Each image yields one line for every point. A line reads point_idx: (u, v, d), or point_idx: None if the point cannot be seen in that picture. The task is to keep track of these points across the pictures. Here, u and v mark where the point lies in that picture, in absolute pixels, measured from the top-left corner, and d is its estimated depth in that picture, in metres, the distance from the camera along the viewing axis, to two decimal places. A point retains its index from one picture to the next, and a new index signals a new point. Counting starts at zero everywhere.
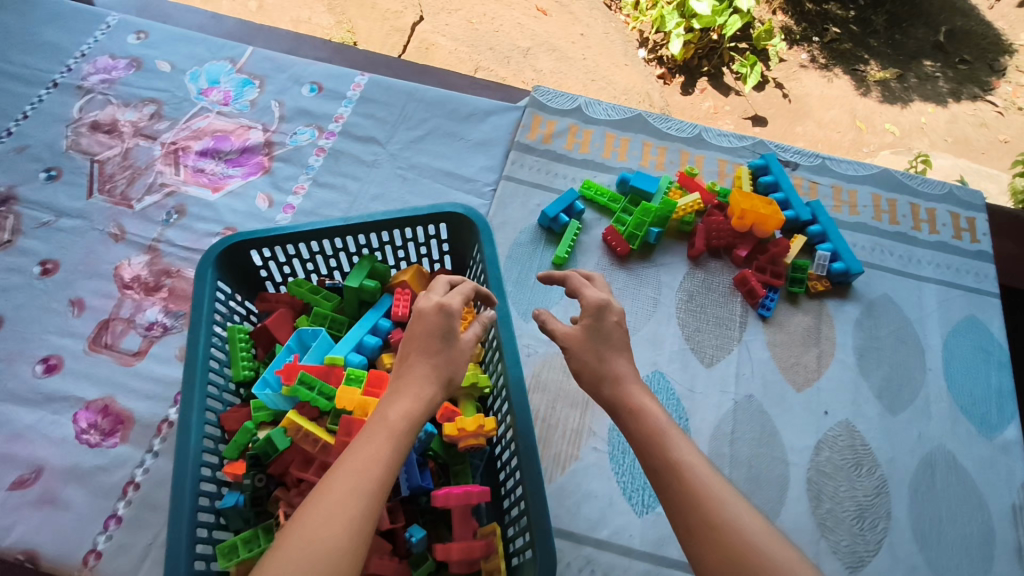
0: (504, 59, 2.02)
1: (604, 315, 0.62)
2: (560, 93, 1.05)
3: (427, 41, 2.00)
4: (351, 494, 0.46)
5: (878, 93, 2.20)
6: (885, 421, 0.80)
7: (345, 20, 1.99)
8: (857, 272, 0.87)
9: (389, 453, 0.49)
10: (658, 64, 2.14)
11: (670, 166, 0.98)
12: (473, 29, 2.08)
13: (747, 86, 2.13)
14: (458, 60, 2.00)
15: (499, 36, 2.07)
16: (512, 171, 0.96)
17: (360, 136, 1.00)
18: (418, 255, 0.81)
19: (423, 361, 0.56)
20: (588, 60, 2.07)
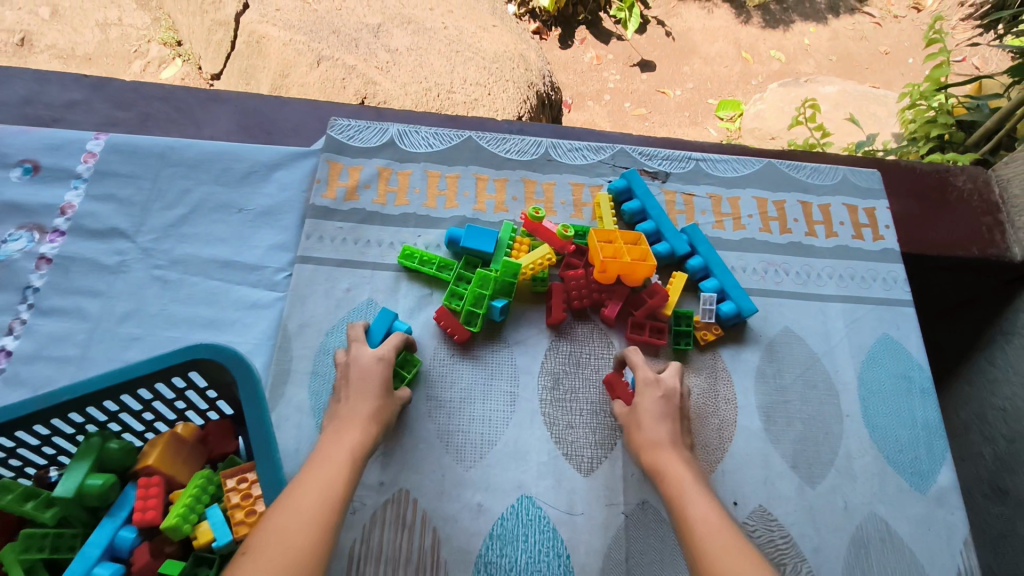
0: (352, 43, 1.62)
1: (653, 390, 0.63)
2: (364, 124, 0.82)
3: (257, 33, 1.58)
4: (316, 511, 0.46)
5: (759, 18, 2.20)
6: (806, 498, 0.65)
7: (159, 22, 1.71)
8: (750, 312, 0.71)
9: (347, 474, 0.51)
10: (530, 18, 2.07)
11: (513, 203, 0.78)
12: (310, 8, 1.67)
13: (630, 29, 2.11)
14: (296, 52, 1.54)
15: (341, 16, 1.69)
16: (310, 249, 0.73)
17: (98, 230, 0.74)
18: (175, 410, 0.60)
19: (367, 401, 0.59)
20: (449, 30, 1.79)
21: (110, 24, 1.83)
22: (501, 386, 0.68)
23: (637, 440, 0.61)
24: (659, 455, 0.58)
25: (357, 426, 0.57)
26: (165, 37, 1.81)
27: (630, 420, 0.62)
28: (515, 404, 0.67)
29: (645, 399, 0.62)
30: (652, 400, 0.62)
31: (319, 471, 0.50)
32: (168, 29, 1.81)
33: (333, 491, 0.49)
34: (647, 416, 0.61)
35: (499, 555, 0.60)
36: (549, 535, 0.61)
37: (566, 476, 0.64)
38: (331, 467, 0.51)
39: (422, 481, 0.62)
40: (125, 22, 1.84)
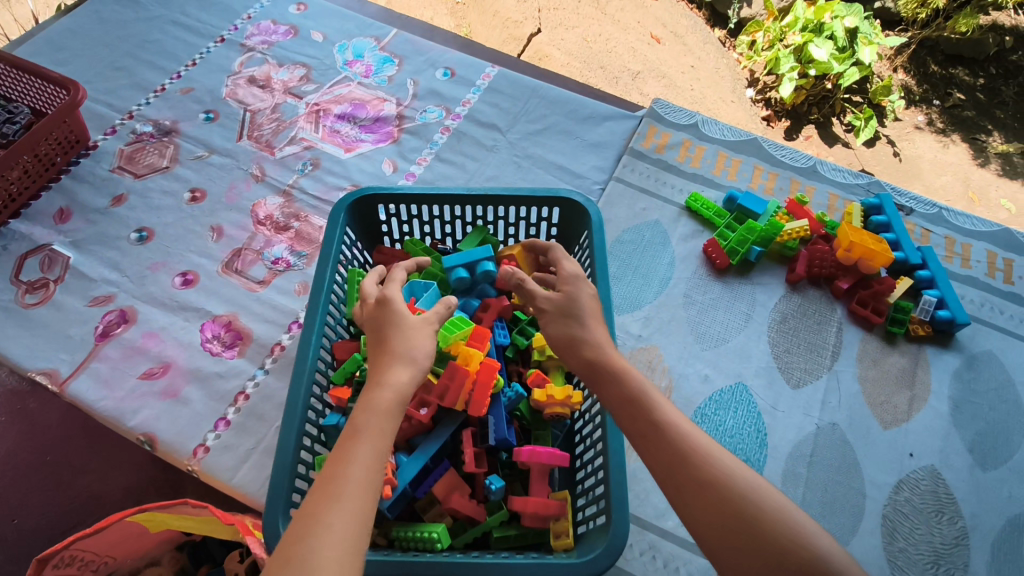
0: (613, 79, 2.01)
1: (581, 283, 0.63)
2: (678, 108, 1.08)
3: (542, 53, 2.03)
4: (342, 517, 0.44)
5: (998, 165, 1.90)
6: (975, 475, 0.77)
7: (465, 25, 2.07)
8: (962, 323, 0.85)
9: (368, 455, 0.48)
10: (764, 106, 1.98)
11: (779, 192, 0.99)
12: (587, 46, 2.08)
13: (859, 139, 1.92)
14: (569, 74, 2.02)
15: (611, 58, 2.06)
16: (623, 174, 1.00)
17: (483, 122, 1.06)
18: (526, 234, 0.86)
19: (387, 353, 0.55)
20: (696, 91, 1.99)
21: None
22: (741, 307, 0.88)
23: (581, 334, 0.59)
24: (601, 352, 0.57)
25: (381, 385, 0.53)
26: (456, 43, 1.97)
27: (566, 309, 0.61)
28: (749, 322, 0.86)
29: (579, 292, 0.62)
30: (587, 293, 0.62)
31: (339, 471, 0.47)
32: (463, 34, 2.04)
33: (359, 490, 0.46)
34: (587, 313, 0.60)
35: (714, 413, 0.78)
36: (754, 417, 0.79)
37: (778, 382, 0.81)
38: (349, 457, 0.48)
39: (668, 345, 0.84)
40: (435, 21, 2.06)
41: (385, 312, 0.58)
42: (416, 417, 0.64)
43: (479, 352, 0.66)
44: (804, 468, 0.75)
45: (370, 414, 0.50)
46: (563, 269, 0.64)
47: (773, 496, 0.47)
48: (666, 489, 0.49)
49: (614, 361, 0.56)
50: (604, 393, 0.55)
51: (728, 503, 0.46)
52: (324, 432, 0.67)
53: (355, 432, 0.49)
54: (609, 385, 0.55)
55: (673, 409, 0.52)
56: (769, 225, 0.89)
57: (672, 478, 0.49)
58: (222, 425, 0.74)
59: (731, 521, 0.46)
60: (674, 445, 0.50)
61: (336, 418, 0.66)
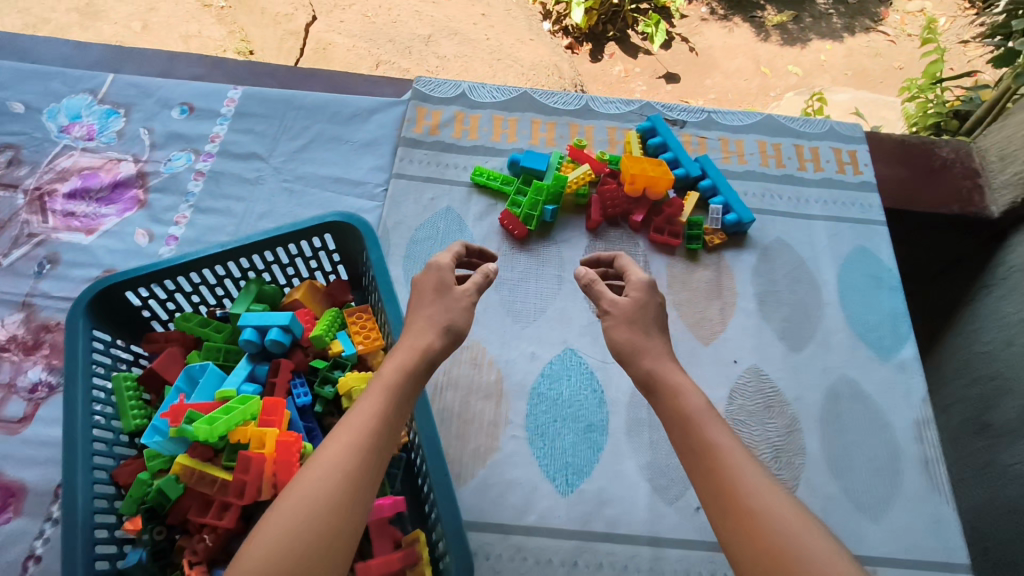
0: (406, 50, 1.95)
1: (653, 297, 0.67)
2: (442, 81, 1.03)
3: (323, 41, 1.90)
4: (349, 445, 0.50)
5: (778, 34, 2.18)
6: (791, 360, 0.82)
7: (239, 29, 1.91)
8: (748, 221, 0.89)
9: (382, 405, 0.54)
10: (563, 35, 2.28)
11: (560, 140, 0.98)
12: (370, 22, 2.03)
13: (656, 43, 2.32)
14: (359, 57, 1.90)
15: (397, 28, 2.02)
16: (402, 168, 0.94)
17: (239, 154, 0.96)
18: (309, 270, 0.80)
19: (419, 314, 0.64)
20: (492, 39, 2.06)
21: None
22: (550, 270, 0.87)
23: (639, 344, 0.62)
24: (657, 364, 0.61)
25: (411, 348, 0.60)
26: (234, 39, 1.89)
27: (620, 322, 0.64)
28: (561, 284, 0.86)
29: (651, 301, 0.66)
30: (654, 305, 0.66)
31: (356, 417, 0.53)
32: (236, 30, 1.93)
33: (374, 431, 0.52)
34: (652, 325, 0.64)
35: (548, 388, 0.78)
36: (587, 378, 0.79)
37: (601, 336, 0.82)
38: (370, 401, 0.54)
39: (489, 335, 0.81)
40: (204, 33, 1.91)
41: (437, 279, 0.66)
42: (221, 524, 0.58)
43: (272, 430, 0.60)
44: (643, 412, 0.77)
45: (397, 371, 0.57)
46: (633, 277, 0.68)
47: (813, 534, 0.46)
48: (714, 516, 0.50)
49: (671, 378, 0.59)
50: (662, 412, 0.58)
51: (766, 535, 0.46)
52: None
53: (381, 383, 0.56)
54: (663, 403, 0.59)
55: (724, 434, 0.54)
56: (553, 180, 0.88)
57: (719, 506, 0.50)
58: None
59: (768, 555, 0.45)
60: (720, 473, 0.51)
61: (135, 555, 0.58)
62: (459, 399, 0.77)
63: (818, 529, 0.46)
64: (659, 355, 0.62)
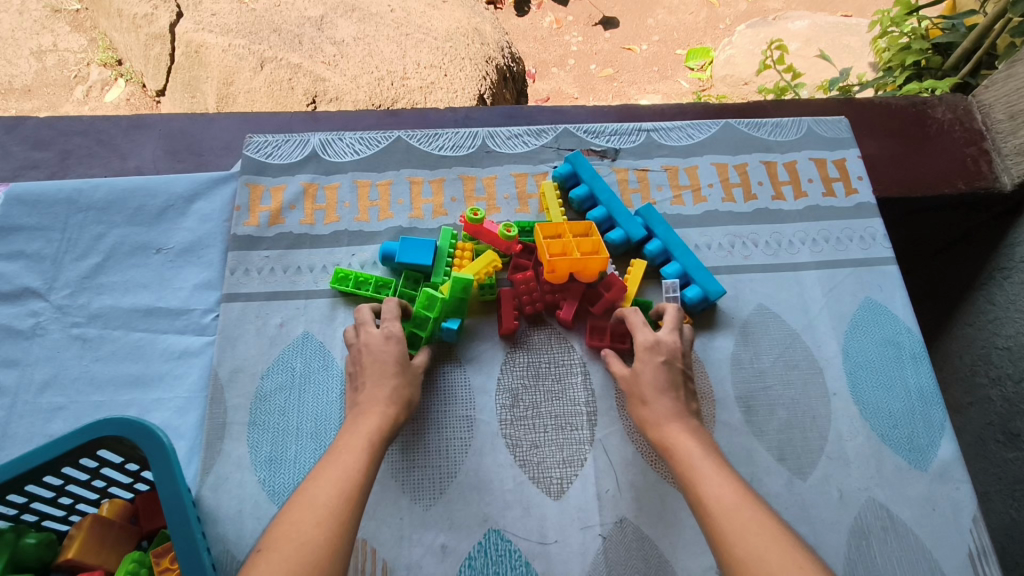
0: (295, 39, 1.53)
1: (656, 359, 0.58)
2: (283, 138, 0.75)
3: (194, 43, 1.49)
4: (334, 500, 0.44)
5: None
6: (796, 491, 0.60)
7: None
8: (718, 295, 0.65)
9: (362, 462, 0.49)
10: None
11: (452, 205, 0.72)
12: (249, 9, 1.59)
13: None
14: (236, 58, 1.45)
15: (283, 11, 1.61)
16: (236, 285, 0.67)
17: (9, 292, 0.69)
18: (97, 488, 0.54)
19: (384, 385, 0.56)
20: (398, 10, 1.69)
21: (46, 51, 1.74)
22: (457, 410, 0.62)
23: (641, 416, 0.56)
24: (671, 432, 0.54)
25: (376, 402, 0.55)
26: (103, 57, 1.71)
27: (631, 395, 0.58)
28: (474, 429, 0.62)
29: (644, 370, 0.57)
30: (652, 369, 0.57)
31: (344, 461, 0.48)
32: (106, 49, 1.72)
33: (353, 484, 0.46)
34: (649, 389, 0.57)
35: None
36: (524, 572, 0.56)
37: (535, 502, 0.59)
38: (349, 457, 0.49)
39: (379, 529, 0.57)
40: (61, 47, 1.75)
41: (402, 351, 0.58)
42: None
43: None
44: None
45: (373, 425, 0.52)
46: (636, 341, 0.60)
47: None
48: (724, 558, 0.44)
49: (678, 442, 0.53)
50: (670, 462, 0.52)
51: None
52: None
53: (350, 435, 0.52)
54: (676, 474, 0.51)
55: (719, 478, 0.49)
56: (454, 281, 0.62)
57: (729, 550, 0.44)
58: None
59: None
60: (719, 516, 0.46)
61: None
62: None
63: None
64: (664, 420, 0.55)
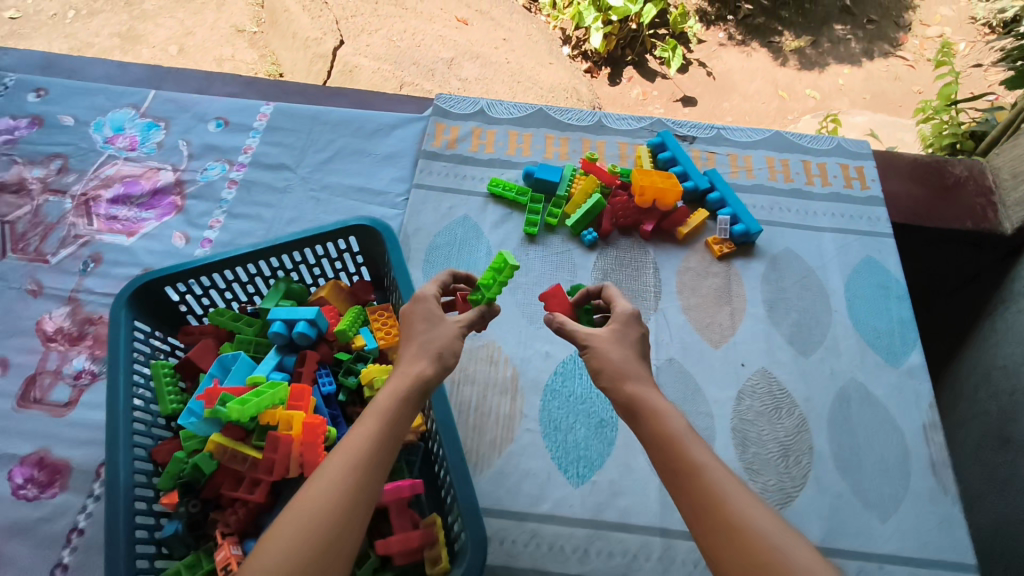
0: (429, 73, 1.96)
1: (633, 326, 0.62)
2: (462, 98, 1.08)
3: (350, 64, 1.89)
4: (344, 471, 0.47)
5: (796, 62, 2.24)
6: (798, 364, 0.84)
7: (269, 53, 1.96)
8: (756, 232, 0.92)
9: (377, 427, 0.50)
10: (583, 58, 2.20)
11: (573, 154, 1.02)
12: (394, 46, 2.00)
13: (673, 68, 2.20)
14: (383, 78, 1.89)
15: (421, 51, 2.01)
16: (422, 179, 0.99)
17: (269, 164, 1.02)
18: (334, 270, 0.84)
19: (412, 349, 0.58)
20: (513, 63, 2.04)
21: (224, 59, 1.94)
22: (564, 275, 0.90)
23: (612, 362, 0.58)
24: (642, 390, 0.56)
25: (407, 373, 0.55)
26: (269, 71, 1.93)
27: (607, 342, 0.60)
28: (574, 288, 0.89)
29: (629, 332, 0.60)
30: (638, 333, 0.61)
31: (356, 436, 0.49)
32: (272, 63, 1.94)
33: (369, 455, 0.48)
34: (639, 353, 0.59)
35: (562, 385, 0.81)
36: None
37: None
38: (362, 428, 0.50)
39: (505, 334, 0.85)
40: (238, 58, 1.95)
41: (420, 308, 0.61)
42: (251, 498, 0.63)
43: (298, 414, 0.64)
44: None
45: (393, 397, 0.53)
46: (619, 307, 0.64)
47: (804, 552, 0.43)
48: (700, 531, 0.47)
49: (651, 400, 0.54)
50: (645, 432, 0.53)
51: (755, 550, 0.43)
52: (164, 544, 0.64)
53: (373, 409, 0.52)
54: (648, 429, 0.53)
55: (704, 448, 0.51)
56: (592, 202, 0.92)
57: (704, 521, 0.47)
58: (60, 570, 0.71)
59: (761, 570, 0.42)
60: (706, 475, 0.48)
61: (169, 525, 0.63)
62: (476, 393, 0.80)
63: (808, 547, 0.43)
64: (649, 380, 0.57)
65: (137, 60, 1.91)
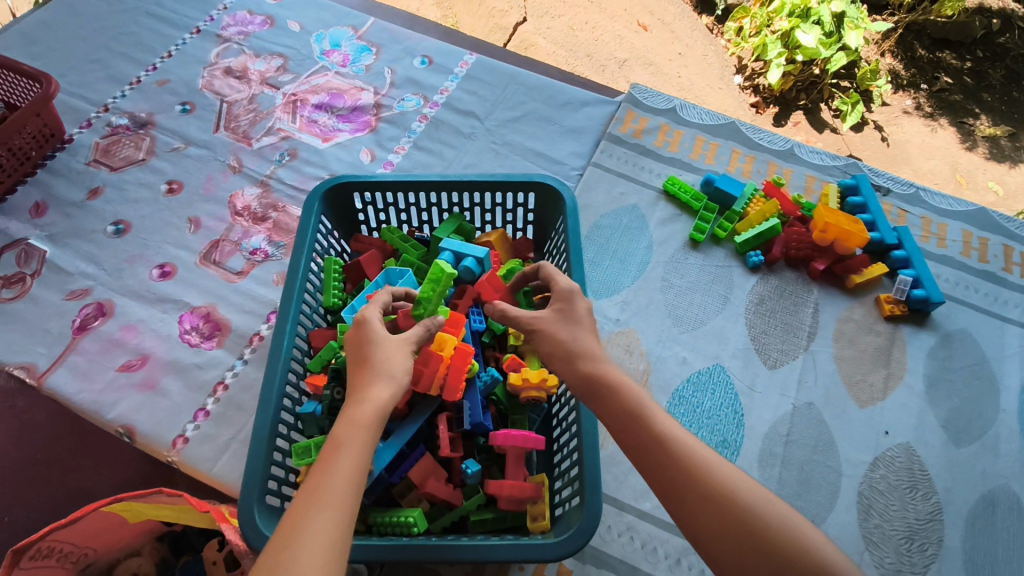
0: (600, 68, 1.88)
1: (576, 300, 0.61)
2: (657, 93, 1.08)
3: (528, 41, 1.91)
4: (324, 524, 0.44)
5: (984, 149, 1.81)
6: (949, 452, 0.78)
7: (451, 15, 1.92)
8: (937, 302, 0.86)
9: (345, 469, 0.48)
10: (752, 92, 1.87)
11: (756, 175, 0.99)
12: (573, 35, 1.94)
13: (847, 124, 1.82)
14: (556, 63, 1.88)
15: (598, 46, 1.93)
16: (601, 159, 1.00)
17: (460, 109, 1.06)
18: (503, 220, 0.86)
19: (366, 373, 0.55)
20: (683, 78, 1.87)
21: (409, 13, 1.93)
22: (719, 289, 0.88)
23: (567, 346, 0.58)
24: (597, 367, 0.56)
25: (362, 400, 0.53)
26: None
27: (559, 323, 0.60)
28: (726, 304, 0.87)
29: (573, 308, 0.60)
30: (585, 305, 0.61)
31: (331, 480, 0.47)
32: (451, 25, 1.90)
33: (341, 499, 0.46)
34: (583, 326, 0.59)
35: (692, 395, 0.79)
36: (732, 399, 0.79)
37: (754, 363, 0.82)
38: (331, 471, 0.47)
39: (647, 328, 0.84)
40: (421, 13, 1.91)
41: (360, 332, 0.59)
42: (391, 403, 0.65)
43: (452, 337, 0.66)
44: (781, 448, 0.76)
45: (353, 428, 0.50)
46: (558, 285, 0.62)
47: (778, 508, 0.47)
48: (677, 507, 0.49)
49: (608, 374, 0.55)
50: (601, 407, 0.54)
51: (737, 516, 0.47)
52: (300, 419, 0.69)
53: (338, 444, 0.49)
54: (608, 404, 0.54)
55: (669, 419, 0.53)
56: (768, 225, 0.89)
57: (680, 495, 0.49)
58: (201, 416, 0.75)
59: (741, 533, 0.46)
60: (682, 450, 0.50)
61: (312, 405, 0.68)
62: None
63: (778, 505, 0.48)
64: (598, 354, 0.58)
65: None
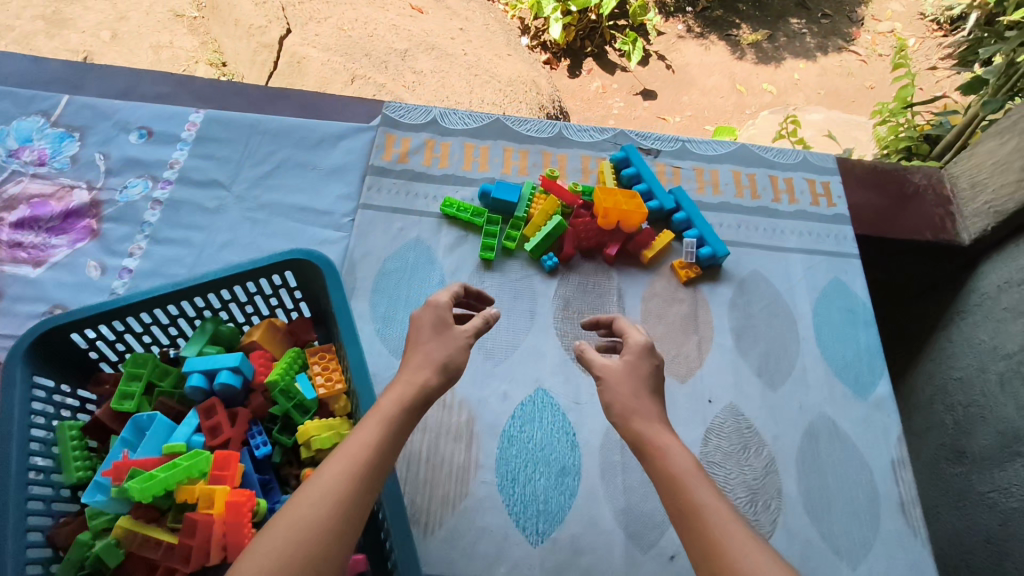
0: (381, 65, 1.65)
1: (647, 358, 0.59)
2: (413, 106, 1.01)
3: (297, 55, 1.59)
4: (336, 477, 0.46)
5: (752, 55, 2.01)
6: (767, 398, 0.80)
7: (212, 40, 1.70)
8: (723, 255, 0.88)
9: (376, 436, 0.50)
10: (542, 50, 1.98)
11: (533, 169, 0.96)
12: (346, 36, 1.70)
13: (634, 60, 1.98)
14: (332, 71, 1.57)
15: (374, 41, 1.71)
16: (370, 198, 0.91)
17: (199, 181, 0.93)
18: (269, 307, 0.76)
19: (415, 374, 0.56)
20: (470, 55, 1.76)
21: (164, 47, 1.67)
22: (524, 305, 0.84)
23: (626, 405, 0.55)
24: (648, 427, 0.54)
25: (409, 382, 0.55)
26: (213, 58, 1.67)
27: (615, 381, 0.57)
28: (534, 320, 0.84)
29: (642, 367, 0.58)
30: (649, 365, 0.59)
31: (353, 444, 0.49)
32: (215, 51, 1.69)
33: (365, 463, 0.47)
34: (644, 387, 0.57)
35: (520, 430, 0.75)
36: (560, 419, 0.76)
37: (574, 374, 0.79)
38: (362, 433, 0.50)
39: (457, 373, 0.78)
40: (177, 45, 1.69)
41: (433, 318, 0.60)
42: None
43: (223, 487, 0.57)
44: (618, 455, 0.74)
45: (395, 403, 0.52)
46: (631, 339, 0.61)
47: None
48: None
49: (655, 436, 0.53)
50: (648, 467, 0.52)
51: None
52: None
53: (378, 414, 0.52)
54: (650, 464, 0.52)
55: (708, 485, 0.49)
56: (552, 224, 0.86)
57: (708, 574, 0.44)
58: None
59: None
60: (708, 522, 0.46)
61: None
62: (428, 443, 0.73)
63: None
64: (650, 415, 0.55)
65: (56, 56, 1.59)
